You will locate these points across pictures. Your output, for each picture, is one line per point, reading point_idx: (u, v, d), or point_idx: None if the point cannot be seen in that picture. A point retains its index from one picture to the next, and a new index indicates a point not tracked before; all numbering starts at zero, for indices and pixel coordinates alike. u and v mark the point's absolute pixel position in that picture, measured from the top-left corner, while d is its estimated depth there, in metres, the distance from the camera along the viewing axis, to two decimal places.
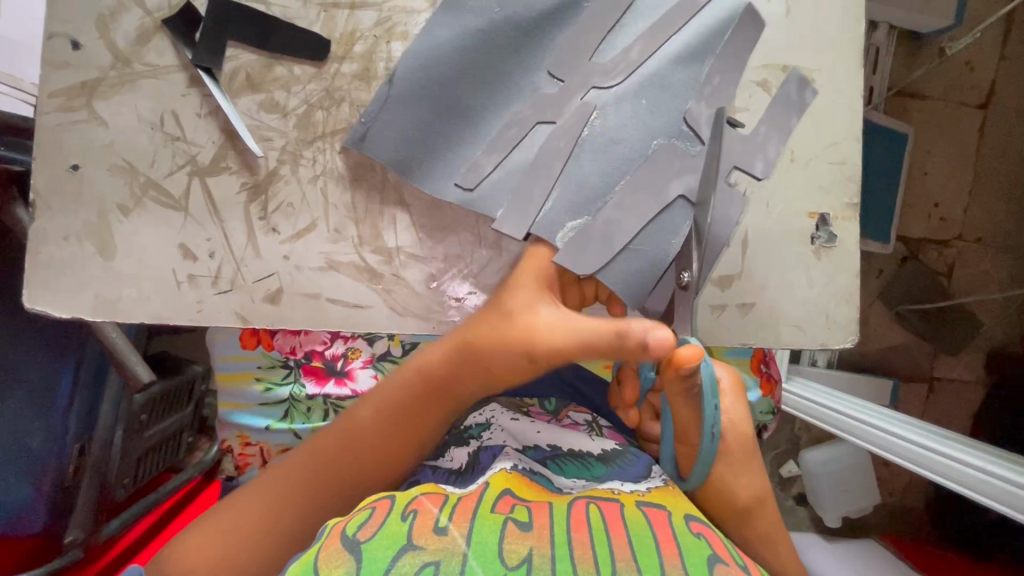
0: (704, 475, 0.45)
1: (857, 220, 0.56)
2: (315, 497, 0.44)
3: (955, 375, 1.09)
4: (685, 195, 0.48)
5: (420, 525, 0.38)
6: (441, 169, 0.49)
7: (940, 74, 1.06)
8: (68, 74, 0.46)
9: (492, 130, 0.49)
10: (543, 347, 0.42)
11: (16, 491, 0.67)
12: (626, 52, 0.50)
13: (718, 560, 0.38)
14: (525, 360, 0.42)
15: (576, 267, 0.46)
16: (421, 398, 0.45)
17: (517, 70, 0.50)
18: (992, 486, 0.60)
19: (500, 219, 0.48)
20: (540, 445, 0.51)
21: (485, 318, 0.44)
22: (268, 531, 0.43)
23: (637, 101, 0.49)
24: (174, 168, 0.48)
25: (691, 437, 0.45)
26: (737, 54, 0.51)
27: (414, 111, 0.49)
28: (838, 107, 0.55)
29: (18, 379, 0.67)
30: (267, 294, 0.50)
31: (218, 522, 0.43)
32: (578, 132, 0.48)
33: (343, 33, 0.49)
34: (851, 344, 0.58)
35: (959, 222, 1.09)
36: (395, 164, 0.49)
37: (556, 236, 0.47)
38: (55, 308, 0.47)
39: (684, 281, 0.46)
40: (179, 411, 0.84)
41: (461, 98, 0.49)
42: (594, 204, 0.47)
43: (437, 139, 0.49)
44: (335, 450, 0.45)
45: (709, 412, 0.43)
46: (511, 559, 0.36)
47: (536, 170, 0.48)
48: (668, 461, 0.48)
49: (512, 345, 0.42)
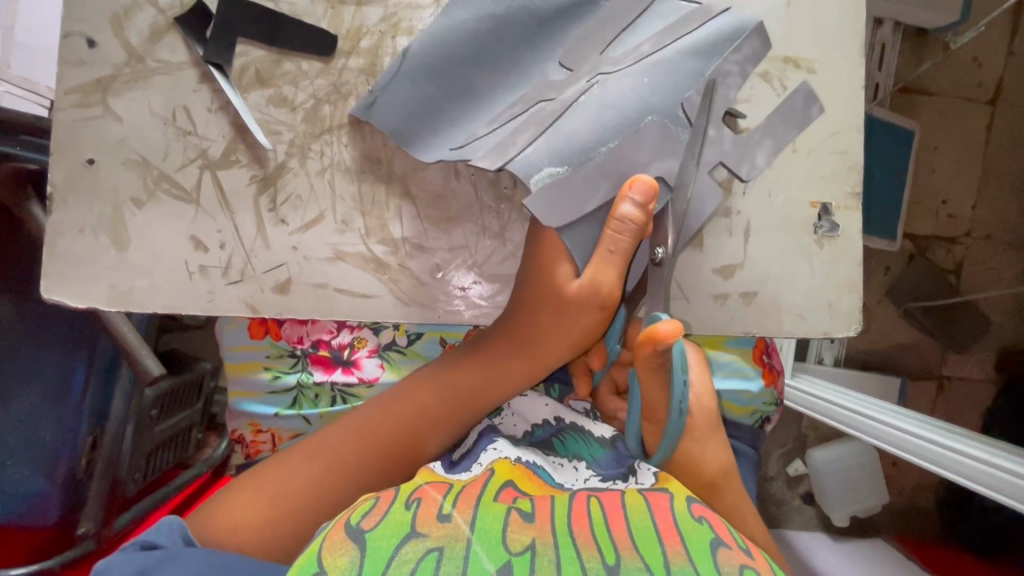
0: (670, 452, 0.47)
1: (860, 210, 0.56)
2: (359, 464, 0.48)
3: (965, 373, 1.08)
4: (663, 176, 0.49)
5: (424, 512, 0.38)
6: (436, 140, 0.50)
7: (945, 71, 1.06)
8: (83, 71, 0.47)
9: (498, 108, 0.50)
10: (606, 291, 0.47)
11: (28, 482, 0.68)
12: (636, 50, 0.50)
13: (720, 543, 0.38)
14: (598, 311, 0.48)
15: (544, 215, 0.46)
16: (477, 382, 0.51)
17: (528, 60, 0.51)
18: (998, 479, 0.59)
19: (477, 157, 0.47)
20: (548, 421, 0.54)
21: (525, 306, 0.50)
22: (302, 491, 0.46)
23: (638, 79, 0.49)
24: (186, 162, 0.49)
25: (657, 412, 0.46)
26: (755, 50, 0.51)
27: (422, 86, 0.50)
28: (838, 98, 0.55)
29: (31, 373, 0.67)
30: (276, 284, 0.51)
31: (262, 484, 0.46)
32: (573, 97, 0.49)
33: (350, 29, 0.50)
34: (856, 333, 0.57)
35: (966, 219, 1.08)
36: (396, 135, 0.49)
37: (530, 177, 0.46)
38: (70, 298, 0.48)
39: (658, 257, 0.49)
40: (188, 408, 0.85)
41: (471, 79, 0.50)
42: (579, 156, 0.47)
43: (442, 117, 0.50)
44: (377, 426, 0.49)
45: (678, 388, 0.45)
46: (514, 545, 0.36)
47: (527, 125, 0.48)
48: (633, 436, 0.48)
49: (581, 305, 0.48)
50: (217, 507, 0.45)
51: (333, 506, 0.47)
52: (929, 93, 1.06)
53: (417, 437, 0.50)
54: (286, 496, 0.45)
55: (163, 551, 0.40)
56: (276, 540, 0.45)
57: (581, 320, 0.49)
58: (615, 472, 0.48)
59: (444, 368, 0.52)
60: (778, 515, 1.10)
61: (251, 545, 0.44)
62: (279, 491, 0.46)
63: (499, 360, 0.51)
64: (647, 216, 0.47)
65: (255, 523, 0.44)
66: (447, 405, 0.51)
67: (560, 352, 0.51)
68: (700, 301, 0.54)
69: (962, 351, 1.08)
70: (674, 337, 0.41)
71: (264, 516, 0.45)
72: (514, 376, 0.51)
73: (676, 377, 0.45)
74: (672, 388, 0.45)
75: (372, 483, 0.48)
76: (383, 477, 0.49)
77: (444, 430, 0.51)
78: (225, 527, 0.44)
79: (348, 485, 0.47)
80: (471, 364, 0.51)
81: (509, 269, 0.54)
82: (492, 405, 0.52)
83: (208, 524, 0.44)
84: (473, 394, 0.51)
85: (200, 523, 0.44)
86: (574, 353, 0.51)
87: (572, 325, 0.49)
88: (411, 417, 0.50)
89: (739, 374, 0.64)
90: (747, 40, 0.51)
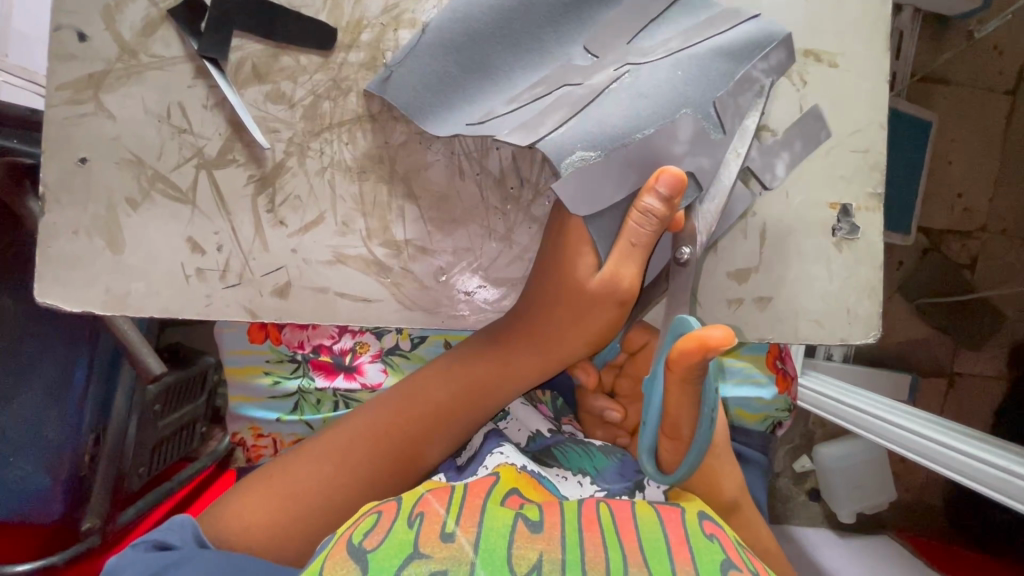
0: (694, 465, 0.42)
1: (880, 210, 0.54)
2: (371, 465, 0.46)
3: (978, 370, 1.06)
4: (695, 173, 0.46)
5: (427, 531, 0.35)
6: (453, 114, 0.47)
7: (964, 60, 1.03)
8: (74, 66, 0.46)
9: (519, 87, 0.48)
10: (626, 290, 0.46)
11: (32, 480, 0.66)
12: (665, 43, 0.48)
13: (731, 565, 0.35)
14: (617, 307, 0.47)
15: (571, 201, 0.44)
16: (490, 378, 0.49)
17: (553, 41, 0.49)
18: (1011, 487, 0.57)
19: (505, 134, 0.44)
20: (543, 432, 0.53)
21: (541, 298, 0.48)
22: (311, 494, 0.44)
23: (672, 72, 0.46)
24: (182, 161, 0.48)
25: (682, 430, 0.41)
26: (782, 62, 0.49)
27: (439, 60, 0.48)
28: (860, 93, 0.53)
29: (32, 370, 0.66)
30: (275, 288, 0.49)
31: (270, 484, 0.45)
32: (603, 84, 0.46)
33: (349, 21, 0.48)
34: (874, 339, 0.56)
35: (983, 213, 1.06)
36: (409, 109, 0.47)
37: (562, 162, 0.44)
38: (65, 302, 0.47)
39: (681, 257, 0.47)
40: (191, 403, 0.82)
41: (491, 57, 0.48)
42: (613, 142, 0.44)
43: (455, 89, 0.48)
44: (387, 423, 0.48)
45: (710, 396, 0.40)
46: (520, 565, 0.33)
47: (557, 106, 0.46)
48: (647, 448, 0.43)
49: (603, 300, 0.46)
50: (231, 504, 0.44)
51: (346, 507, 0.45)
52: (946, 82, 1.04)
53: (431, 432, 0.48)
54: (296, 501, 0.44)
55: (178, 553, 0.40)
56: (287, 541, 0.43)
57: (600, 316, 0.47)
58: (618, 487, 0.48)
59: (455, 361, 0.50)
60: (783, 511, 1.09)
61: (262, 545, 0.43)
62: (290, 491, 0.44)
63: (512, 354, 0.49)
64: (672, 210, 0.44)
65: (268, 522, 0.43)
66: (459, 401, 0.49)
67: (577, 347, 0.49)
68: (713, 306, 0.53)
69: (975, 347, 1.05)
70: (725, 344, 0.36)
71: (276, 514, 0.43)
72: (527, 372, 0.49)
73: (709, 386, 0.40)
74: (703, 395, 0.40)
75: (384, 481, 0.46)
76: (396, 476, 0.47)
77: (456, 426, 0.49)
78: (237, 526, 0.43)
79: (358, 484, 0.46)
80: (485, 358, 0.49)
81: (516, 272, 0.52)
82: (505, 399, 0.51)
83: (215, 524, 0.43)
84: (485, 390, 0.49)
85: (209, 524, 0.43)
86: (590, 349, 0.50)
87: (590, 320, 0.47)
88: (420, 413, 0.48)
89: (753, 382, 0.63)
90: (774, 50, 0.48)
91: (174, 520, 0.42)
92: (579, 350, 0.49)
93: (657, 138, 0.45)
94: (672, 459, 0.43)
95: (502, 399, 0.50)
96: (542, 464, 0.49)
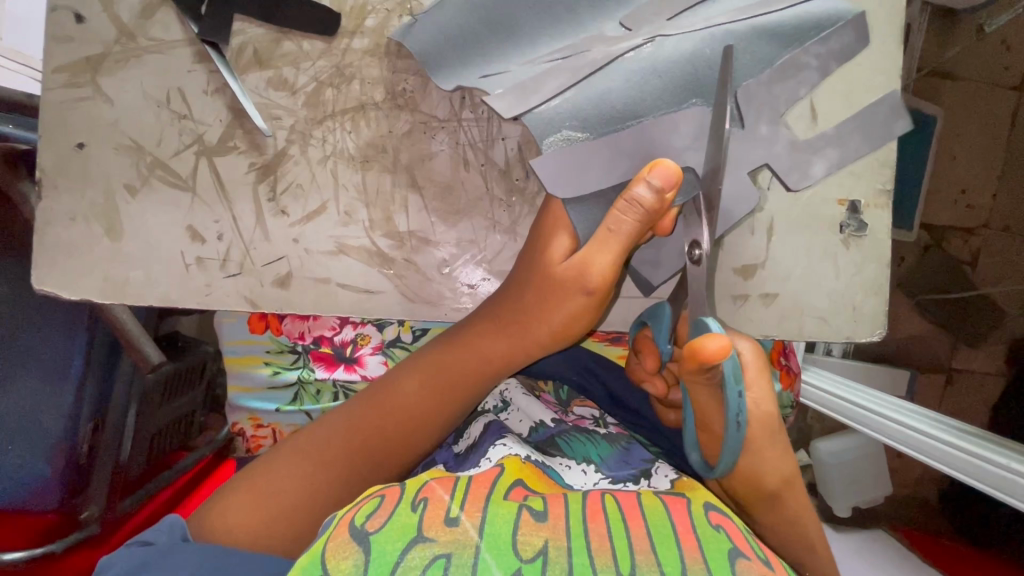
0: (730, 466, 0.40)
1: (889, 208, 0.54)
2: (340, 462, 0.45)
3: (976, 366, 1.05)
4: (695, 168, 0.44)
5: (432, 515, 0.34)
6: (462, 66, 0.46)
7: (974, 55, 1.02)
8: (72, 47, 0.45)
9: (540, 50, 0.46)
10: (594, 276, 0.43)
11: (30, 467, 0.65)
12: (708, 19, 0.46)
13: (739, 554, 0.35)
14: (584, 294, 0.43)
15: (547, 176, 0.43)
16: (459, 371, 0.47)
17: (587, 12, 0.47)
18: (1017, 487, 0.56)
19: (495, 95, 0.44)
20: (547, 422, 0.52)
21: (514, 289, 0.47)
22: (284, 493, 0.43)
23: (699, 47, 0.45)
24: (181, 148, 0.47)
25: (712, 424, 0.41)
26: (830, 48, 0.49)
27: (465, 14, 0.46)
28: (874, 87, 0.52)
29: (31, 355, 0.64)
30: (277, 277, 0.49)
31: (256, 484, 0.44)
32: (621, 51, 0.45)
33: (353, 6, 0.47)
34: (880, 337, 0.56)
35: (985, 210, 1.05)
36: (424, 59, 0.46)
37: (545, 138, 0.44)
38: (63, 289, 0.46)
39: (695, 254, 0.42)
40: (190, 393, 0.82)
41: (518, 20, 0.46)
42: (604, 126, 0.44)
43: (475, 47, 0.46)
44: (359, 418, 0.47)
45: (732, 400, 0.38)
46: (525, 551, 0.33)
47: (560, 71, 0.45)
48: (691, 445, 0.43)
49: (569, 287, 0.44)
50: (219, 504, 0.43)
51: (325, 505, 0.43)
52: (953, 77, 1.03)
53: (399, 430, 0.46)
54: (275, 500, 0.43)
55: (156, 548, 0.39)
56: (265, 544, 0.41)
57: (569, 303, 0.44)
58: (624, 474, 0.47)
59: (429, 353, 0.49)
60: None
61: (248, 547, 0.41)
62: (268, 490, 0.43)
63: (481, 343, 0.48)
64: (661, 206, 0.40)
65: (250, 522, 0.42)
66: (430, 393, 0.47)
67: (544, 336, 0.46)
68: (720, 303, 0.53)
69: (974, 344, 1.05)
70: (720, 356, 0.36)
71: (258, 514, 0.42)
72: (496, 364, 0.48)
73: (731, 390, 0.38)
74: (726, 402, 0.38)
75: (354, 481, 0.45)
76: (371, 472, 0.45)
77: (426, 422, 0.47)
78: (222, 524, 0.41)
79: (331, 480, 0.44)
80: (458, 348, 0.48)
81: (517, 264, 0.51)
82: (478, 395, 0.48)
83: (202, 524, 0.42)
84: (453, 382, 0.47)
85: (198, 522, 0.42)
86: (558, 340, 0.46)
87: (558, 308, 0.44)
88: (391, 407, 0.47)
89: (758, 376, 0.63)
90: (840, 31, 0.48)
91: (162, 522, 0.41)
92: (546, 338, 0.46)
93: (653, 129, 0.44)
94: (707, 451, 0.42)
95: (474, 394, 0.48)
96: (546, 453, 0.48)
